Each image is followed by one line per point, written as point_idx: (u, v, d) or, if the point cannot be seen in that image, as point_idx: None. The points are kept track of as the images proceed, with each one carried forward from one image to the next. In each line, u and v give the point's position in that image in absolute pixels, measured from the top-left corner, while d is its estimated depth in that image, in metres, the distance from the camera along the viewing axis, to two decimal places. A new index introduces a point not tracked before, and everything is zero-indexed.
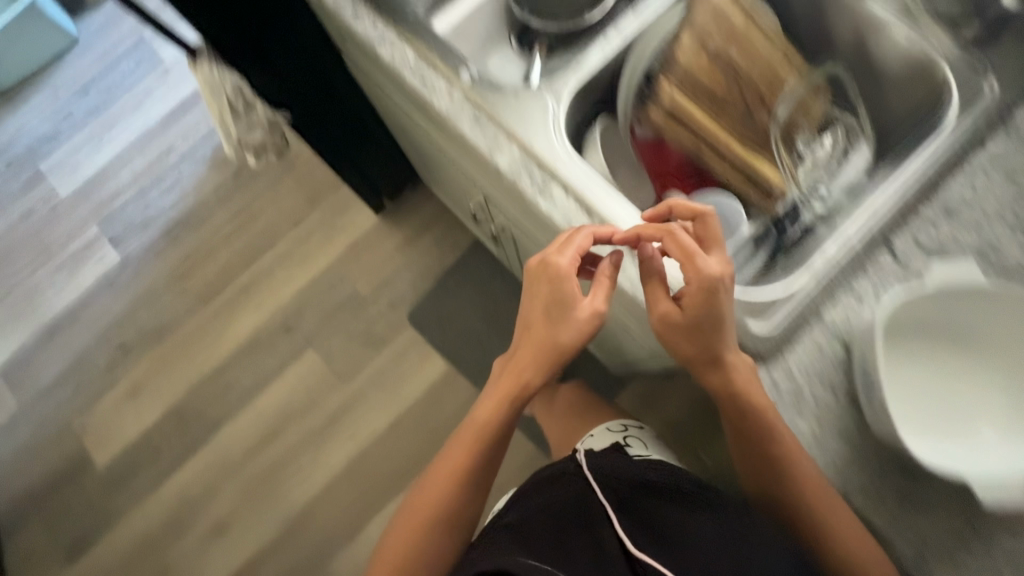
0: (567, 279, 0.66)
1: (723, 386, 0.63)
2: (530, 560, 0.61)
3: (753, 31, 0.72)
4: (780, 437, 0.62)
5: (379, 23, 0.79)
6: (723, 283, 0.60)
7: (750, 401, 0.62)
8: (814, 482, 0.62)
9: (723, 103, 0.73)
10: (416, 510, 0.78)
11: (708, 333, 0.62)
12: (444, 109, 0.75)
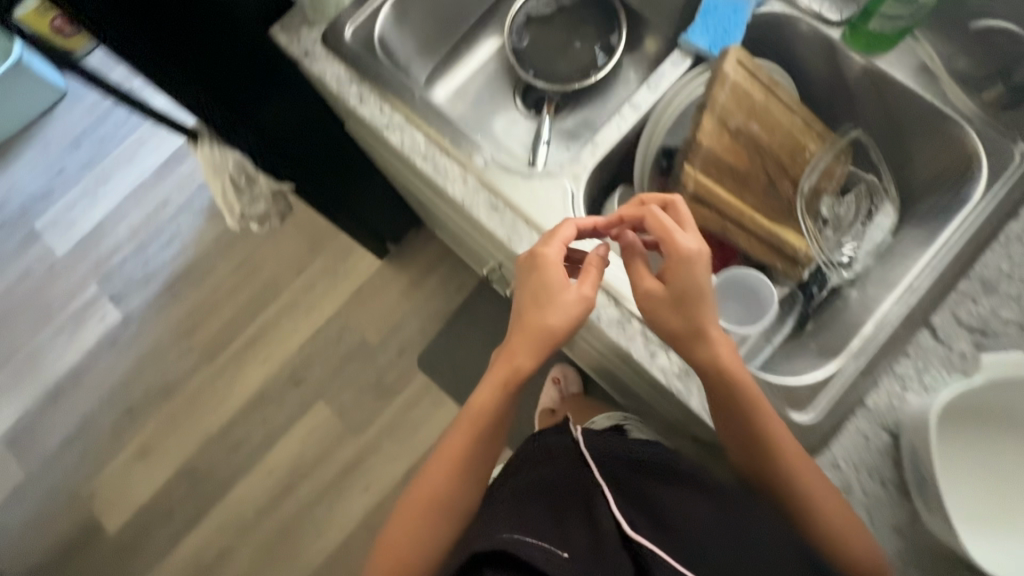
0: (550, 270, 0.63)
1: (710, 359, 0.58)
2: (525, 536, 0.52)
3: (773, 103, 0.70)
4: (764, 417, 0.60)
5: (386, 107, 0.77)
6: (703, 256, 0.58)
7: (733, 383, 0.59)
8: (804, 464, 0.60)
9: (746, 178, 0.71)
10: (412, 508, 0.69)
11: (691, 307, 0.59)
12: (460, 196, 0.73)
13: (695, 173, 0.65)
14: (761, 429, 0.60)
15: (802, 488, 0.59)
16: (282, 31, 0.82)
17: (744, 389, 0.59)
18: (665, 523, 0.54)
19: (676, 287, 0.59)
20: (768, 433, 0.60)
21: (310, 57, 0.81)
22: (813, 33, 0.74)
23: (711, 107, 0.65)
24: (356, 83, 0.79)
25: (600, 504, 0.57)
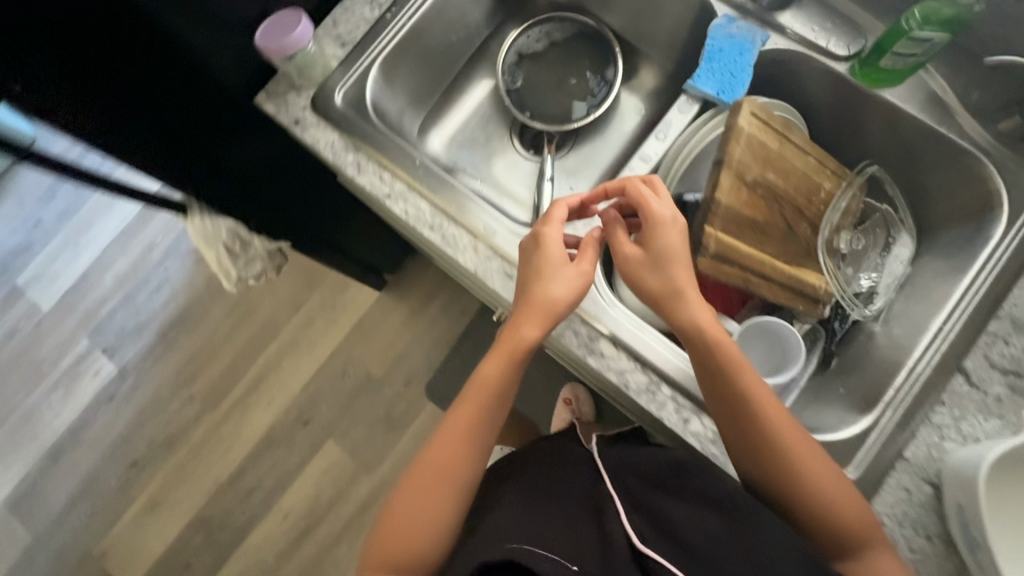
0: (549, 247, 0.64)
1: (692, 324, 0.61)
2: (536, 553, 0.53)
3: (788, 148, 0.68)
4: (752, 381, 0.60)
5: (386, 175, 0.75)
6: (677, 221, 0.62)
7: (720, 348, 0.60)
8: (793, 430, 0.60)
9: (765, 227, 0.69)
10: (419, 477, 0.64)
11: (671, 268, 0.61)
12: (471, 266, 0.71)
13: (715, 232, 0.63)
14: (747, 399, 0.59)
15: (793, 457, 0.59)
16: (268, 98, 0.78)
17: (728, 352, 0.60)
18: (676, 537, 0.56)
19: (660, 250, 0.61)
20: (755, 401, 0.59)
21: (300, 125, 0.77)
22: (821, 69, 0.72)
23: (727, 163, 0.63)
24: (352, 150, 0.76)
25: (610, 519, 0.58)
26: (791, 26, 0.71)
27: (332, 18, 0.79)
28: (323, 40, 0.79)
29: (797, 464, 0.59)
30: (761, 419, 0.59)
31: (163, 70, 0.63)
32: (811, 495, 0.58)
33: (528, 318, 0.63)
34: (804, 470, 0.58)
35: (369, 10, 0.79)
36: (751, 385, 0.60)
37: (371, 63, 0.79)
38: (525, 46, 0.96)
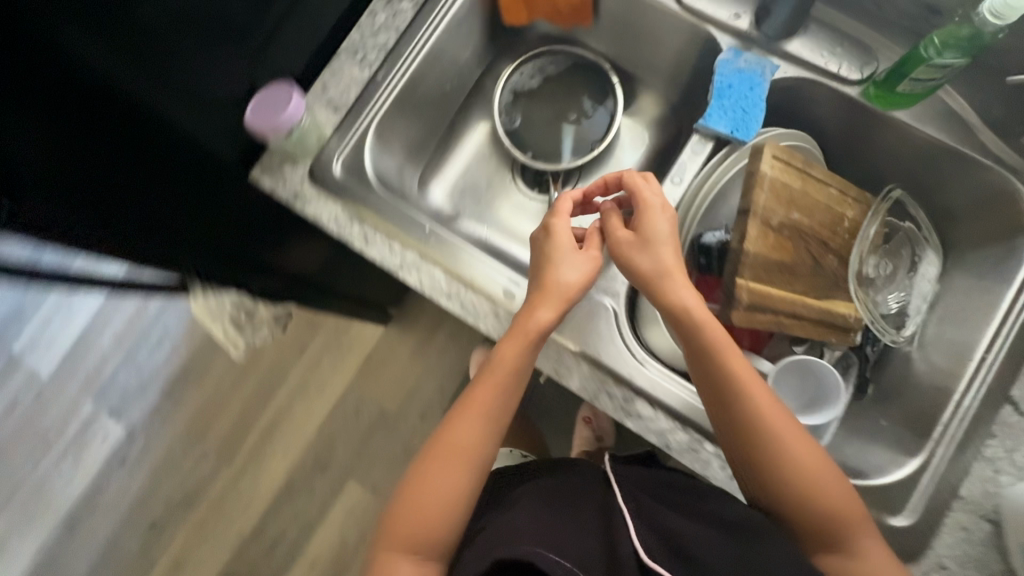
0: (560, 236, 0.67)
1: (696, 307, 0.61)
2: (550, 554, 0.51)
3: (811, 184, 0.66)
4: (745, 370, 0.59)
5: (396, 244, 0.72)
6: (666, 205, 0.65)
7: (711, 333, 0.60)
8: (788, 423, 0.58)
9: (793, 268, 0.66)
10: (436, 458, 0.61)
11: (668, 249, 0.63)
12: (495, 333, 0.69)
13: (747, 283, 0.61)
14: (737, 390, 0.59)
15: (783, 453, 0.57)
16: (263, 172, 0.74)
17: (718, 341, 0.60)
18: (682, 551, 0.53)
19: (654, 233, 0.63)
20: (746, 390, 0.58)
21: (300, 200, 0.73)
22: (829, 92, 0.70)
23: (752, 211, 0.60)
24: (357, 221, 0.72)
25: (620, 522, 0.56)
26: (799, 53, 0.69)
27: (322, 82, 0.76)
28: (314, 106, 0.75)
29: (788, 459, 0.57)
30: (752, 410, 0.58)
31: (133, 149, 0.59)
32: (798, 492, 0.56)
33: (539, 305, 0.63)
34: (796, 466, 0.57)
35: (359, 70, 0.76)
36: (744, 374, 0.59)
37: (367, 126, 0.76)
38: (519, 84, 0.92)
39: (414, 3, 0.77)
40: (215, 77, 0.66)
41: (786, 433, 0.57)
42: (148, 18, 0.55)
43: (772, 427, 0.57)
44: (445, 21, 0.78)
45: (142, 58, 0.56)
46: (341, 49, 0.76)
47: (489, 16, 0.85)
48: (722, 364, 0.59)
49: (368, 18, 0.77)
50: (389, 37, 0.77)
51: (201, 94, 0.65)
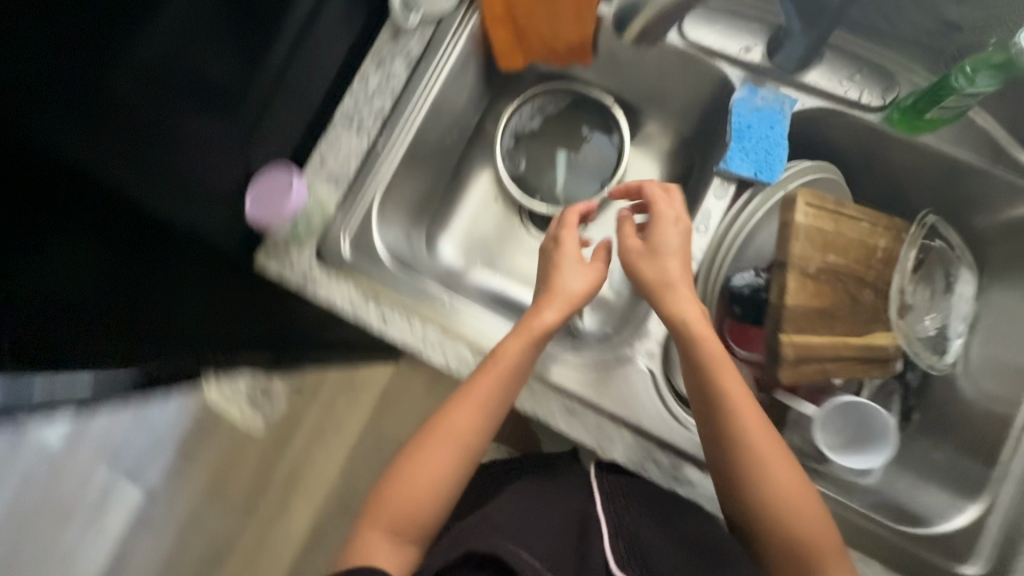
0: (565, 244, 0.69)
1: (697, 316, 0.61)
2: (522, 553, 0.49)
3: (842, 220, 0.63)
4: (737, 384, 0.58)
5: (417, 320, 0.68)
6: (681, 219, 0.65)
7: (705, 347, 0.59)
8: (772, 445, 0.56)
9: (833, 311, 0.63)
10: (423, 450, 0.62)
11: (675, 261, 0.63)
12: (532, 409, 0.66)
13: (791, 338, 0.59)
14: (725, 405, 0.57)
15: (762, 473, 0.55)
16: (267, 257, 0.70)
17: (712, 355, 0.59)
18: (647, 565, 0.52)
19: (659, 248, 0.63)
20: (734, 409, 0.57)
21: (310, 282, 0.70)
22: (848, 119, 0.67)
23: (789, 263, 0.58)
24: (373, 300, 0.69)
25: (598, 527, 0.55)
26: (816, 83, 0.66)
27: (319, 154, 0.72)
28: (313, 181, 0.71)
29: (766, 479, 0.55)
30: (738, 429, 0.56)
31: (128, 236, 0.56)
32: (769, 513, 0.55)
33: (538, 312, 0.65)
34: (773, 487, 0.55)
35: (358, 139, 0.73)
36: (735, 390, 0.58)
37: (372, 197, 0.72)
38: (519, 125, 0.88)
39: (408, 64, 0.74)
40: (208, 142, 0.62)
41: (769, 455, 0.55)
42: (127, 99, 0.52)
43: (753, 443, 0.56)
44: (442, 77, 0.75)
45: (146, 155, 0.55)
46: (336, 118, 0.73)
47: (485, 65, 0.81)
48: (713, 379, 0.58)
49: (361, 83, 0.74)
50: (385, 102, 0.74)
51: (196, 165, 0.62)
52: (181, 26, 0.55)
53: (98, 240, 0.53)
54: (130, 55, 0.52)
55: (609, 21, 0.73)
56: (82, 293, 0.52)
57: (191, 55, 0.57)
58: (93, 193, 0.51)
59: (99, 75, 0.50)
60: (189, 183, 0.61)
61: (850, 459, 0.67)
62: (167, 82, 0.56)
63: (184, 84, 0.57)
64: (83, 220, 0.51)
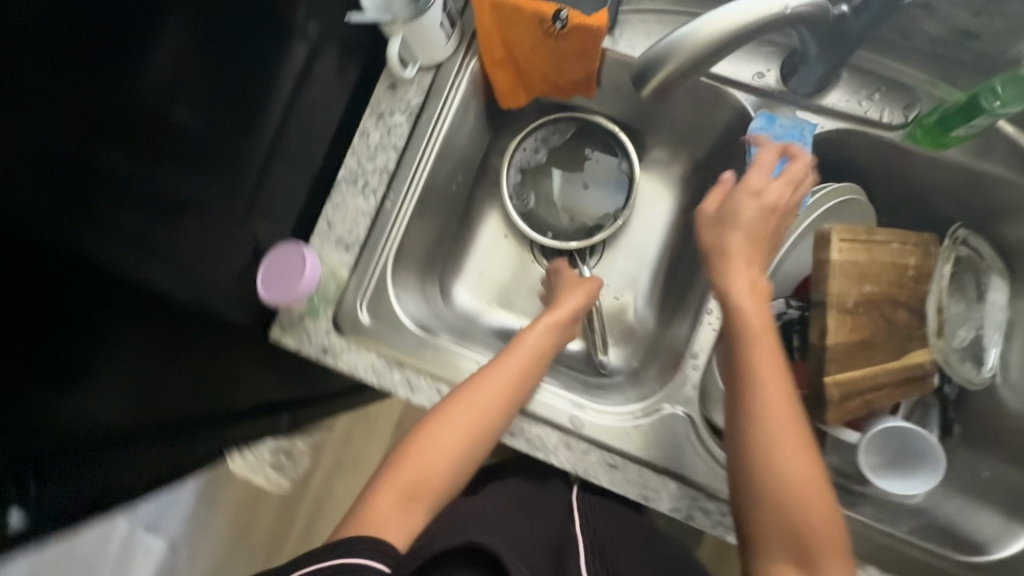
0: (565, 271, 0.78)
1: (750, 286, 0.58)
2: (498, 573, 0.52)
3: (875, 246, 0.61)
4: (773, 369, 0.54)
5: (445, 385, 0.67)
6: (777, 197, 0.60)
7: (750, 331, 0.56)
8: (796, 438, 0.53)
9: (872, 341, 0.62)
10: (426, 439, 0.63)
11: (754, 232, 0.60)
12: (571, 466, 0.64)
13: (835, 379, 0.57)
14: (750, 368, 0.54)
15: (776, 464, 0.52)
16: (284, 332, 0.68)
17: (751, 339, 0.55)
18: None
19: (732, 215, 0.60)
20: (760, 396, 0.54)
21: (330, 353, 0.68)
22: (868, 139, 0.65)
23: (828, 303, 0.56)
24: (397, 366, 0.67)
25: None
26: (835, 105, 0.64)
27: (326, 220, 0.70)
28: (323, 250, 0.69)
29: (778, 471, 0.52)
30: (761, 417, 0.53)
31: (127, 297, 0.56)
32: (776, 505, 0.52)
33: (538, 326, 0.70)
34: (782, 479, 0.52)
35: (363, 200, 0.70)
36: (769, 376, 0.54)
37: (386, 260, 0.70)
38: (524, 160, 0.83)
39: (408, 116, 0.71)
40: (200, 195, 0.62)
41: (784, 448, 0.52)
42: (117, 167, 0.51)
43: (777, 417, 0.53)
44: (446, 126, 0.72)
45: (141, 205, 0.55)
46: (339, 180, 0.70)
47: (487, 105, 0.79)
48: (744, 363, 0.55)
49: (361, 139, 0.71)
50: (388, 157, 0.71)
51: (190, 218, 0.61)
52: (166, 86, 0.53)
53: (100, 306, 0.53)
54: (115, 111, 0.49)
55: (616, 55, 0.70)
56: (83, 360, 0.53)
57: (177, 112, 0.56)
58: (88, 261, 0.51)
59: (89, 145, 0.48)
60: (184, 238, 0.61)
61: (893, 484, 0.65)
62: (152, 142, 0.54)
63: (171, 141, 0.56)
64: (81, 290, 0.51)
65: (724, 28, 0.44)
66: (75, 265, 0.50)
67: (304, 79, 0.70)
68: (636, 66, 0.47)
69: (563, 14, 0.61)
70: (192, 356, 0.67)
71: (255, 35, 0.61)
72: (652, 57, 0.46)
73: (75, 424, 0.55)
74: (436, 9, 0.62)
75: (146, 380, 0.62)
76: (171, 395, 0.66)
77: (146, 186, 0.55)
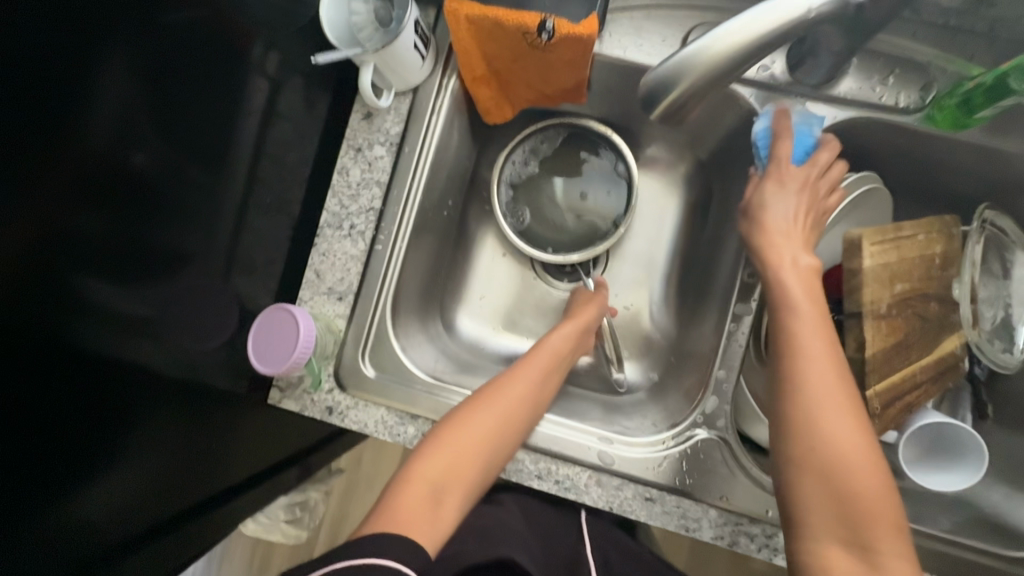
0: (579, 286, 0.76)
1: (792, 262, 0.54)
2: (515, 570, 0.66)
3: (902, 242, 0.57)
4: (819, 347, 0.51)
5: None
6: (808, 175, 0.57)
7: (792, 311, 0.52)
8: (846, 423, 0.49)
9: (906, 341, 0.59)
10: (454, 439, 0.57)
11: (792, 214, 0.56)
12: (605, 504, 0.60)
13: (876, 391, 0.54)
14: (786, 347, 0.51)
15: (823, 448, 0.48)
16: (284, 395, 0.63)
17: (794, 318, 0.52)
18: None
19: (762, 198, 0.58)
20: (803, 381, 0.50)
21: (336, 413, 0.63)
22: (883, 126, 0.61)
23: (863, 313, 0.53)
24: (410, 419, 0.63)
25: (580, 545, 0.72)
26: (847, 94, 0.60)
27: (314, 270, 0.64)
28: (315, 302, 0.64)
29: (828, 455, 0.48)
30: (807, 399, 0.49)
31: (112, 364, 0.53)
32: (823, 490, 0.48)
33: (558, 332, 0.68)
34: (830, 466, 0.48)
35: (352, 244, 0.64)
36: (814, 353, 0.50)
37: (383, 307, 0.65)
38: (512, 174, 0.77)
39: (389, 147, 0.65)
40: (186, 247, 0.58)
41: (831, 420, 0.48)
42: (90, 230, 0.48)
43: (829, 397, 0.49)
44: (431, 154, 0.66)
45: (118, 264, 0.51)
46: (323, 225, 0.65)
47: (471, 122, 0.73)
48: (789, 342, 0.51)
49: (340, 178, 0.65)
50: (373, 195, 0.65)
51: (179, 271, 0.58)
52: (134, 136, 0.50)
53: (87, 374, 0.51)
54: (81, 169, 0.46)
55: (606, 59, 0.64)
56: (75, 429, 0.51)
57: (149, 163, 0.52)
58: (70, 330, 0.48)
59: (59, 208, 0.45)
60: (174, 293, 0.58)
61: (935, 480, 0.62)
62: (126, 198, 0.51)
63: (147, 194, 0.52)
64: (66, 360, 0.49)
65: (737, 43, 0.40)
66: (56, 336, 0.47)
67: (270, 119, 0.63)
68: (642, 92, 0.43)
69: (549, 24, 0.55)
70: (199, 412, 0.65)
71: (222, 74, 0.57)
72: (658, 81, 0.42)
73: (76, 492, 0.53)
74: (408, 31, 0.56)
75: (150, 441, 0.59)
76: (171, 457, 0.63)
77: (126, 244, 0.51)
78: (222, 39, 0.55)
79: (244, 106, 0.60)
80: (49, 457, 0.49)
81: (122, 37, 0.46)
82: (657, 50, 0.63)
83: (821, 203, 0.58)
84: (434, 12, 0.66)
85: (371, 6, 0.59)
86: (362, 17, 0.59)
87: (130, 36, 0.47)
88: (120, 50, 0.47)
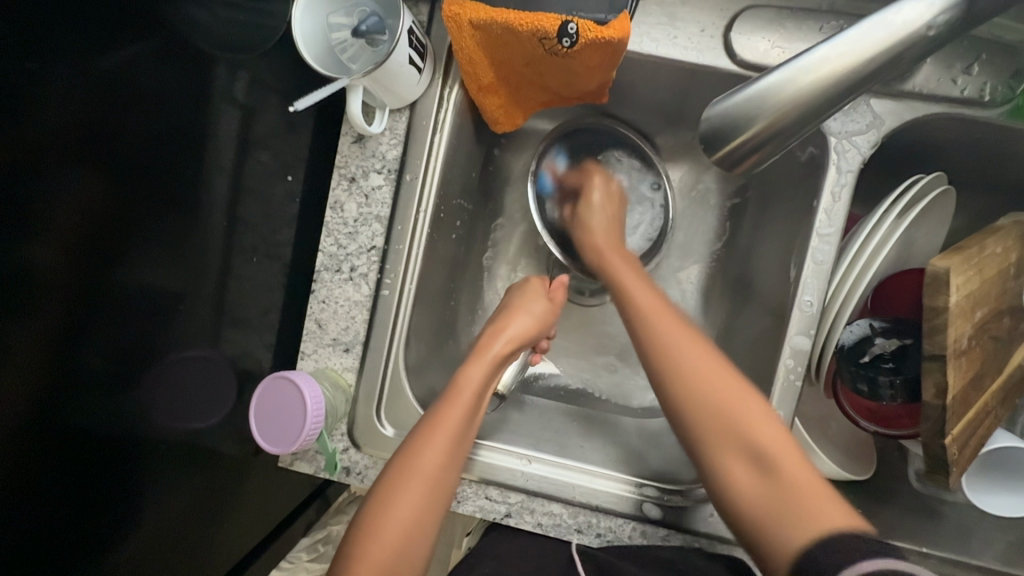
0: (534, 282, 0.65)
1: (600, 251, 0.63)
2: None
3: (983, 256, 0.50)
4: (684, 338, 0.53)
5: (495, 489, 0.57)
6: (614, 192, 0.67)
7: (629, 291, 0.59)
8: (769, 429, 0.48)
9: (988, 371, 0.52)
10: (395, 493, 0.50)
11: (613, 234, 0.64)
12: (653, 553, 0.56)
13: (954, 436, 0.48)
14: (630, 309, 0.57)
15: (735, 424, 0.48)
16: (295, 458, 0.57)
17: (643, 300, 0.57)
18: None
19: (585, 221, 0.65)
20: (669, 348, 0.53)
21: (354, 473, 0.57)
22: (959, 121, 0.53)
23: (946, 353, 0.46)
24: None
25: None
26: (922, 87, 0.52)
27: (315, 320, 0.57)
28: (319, 356, 0.58)
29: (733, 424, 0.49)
30: (699, 406, 0.50)
31: (112, 423, 0.47)
32: (759, 476, 0.47)
33: (497, 345, 0.58)
34: (765, 456, 0.47)
35: (356, 289, 0.57)
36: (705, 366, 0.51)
37: (395, 356, 0.58)
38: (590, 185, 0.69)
39: (387, 175, 0.56)
40: (178, 290, 0.51)
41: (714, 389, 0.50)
42: (82, 266, 0.42)
43: (668, 362, 0.53)
44: (438, 177, 0.57)
45: (116, 310, 0.46)
46: (319, 268, 0.57)
47: (477, 133, 0.64)
48: (644, 319, 0.56)
49: (335, 215, 0.57)
50: (373, 232, 0.57)
51: (174, 322, 0.52)
52: (101, 181, 0.42)
53: (82, 455, 0.46)
54: (68, 199, 0.40)
55: (634, 54, 0.56)
56: (81, 512, 0.47)
57: (125, 205, 0.44)
58: (66, 383, 0.43)
59: (39, 236, 0.39)
60: (171, 353, 0.52)
61: (996, 505, 0.55)
62: (119, 230, 0.44)
63: (131, 229, 0.45)
64: (61, 441, 0.44)
65: (871, 45, 0.38)
66: (49, 409, 0.42)
67: (247, 152, 0.54)
68: (712, 124, 0.44)
69: (572, 27, 0.47)
70: (213, 471, 0.60)
71: (191, 101, 0.48)
72: (746, 99, 0.41)
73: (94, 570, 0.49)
74: (401, 45, 0.47)
75: (155, 501, 0.54)
76: (176, 518, 0.57)
77: (115, 287, 0.45)
78: (181, 66, 0.47)
79: (217, 138, 0.51)
80: (55, 523, 0.45)
81: (64, 61, 0.38)
82: (694, 43, 0.54)
83: (620, 204, 0.67)
84: (427, 8, 0.57)
85: (354, 20, 0.49)
86: (344, 31, 0.50)
87: (96, 46, 0.40)
88: (78, 65, 0.39)
